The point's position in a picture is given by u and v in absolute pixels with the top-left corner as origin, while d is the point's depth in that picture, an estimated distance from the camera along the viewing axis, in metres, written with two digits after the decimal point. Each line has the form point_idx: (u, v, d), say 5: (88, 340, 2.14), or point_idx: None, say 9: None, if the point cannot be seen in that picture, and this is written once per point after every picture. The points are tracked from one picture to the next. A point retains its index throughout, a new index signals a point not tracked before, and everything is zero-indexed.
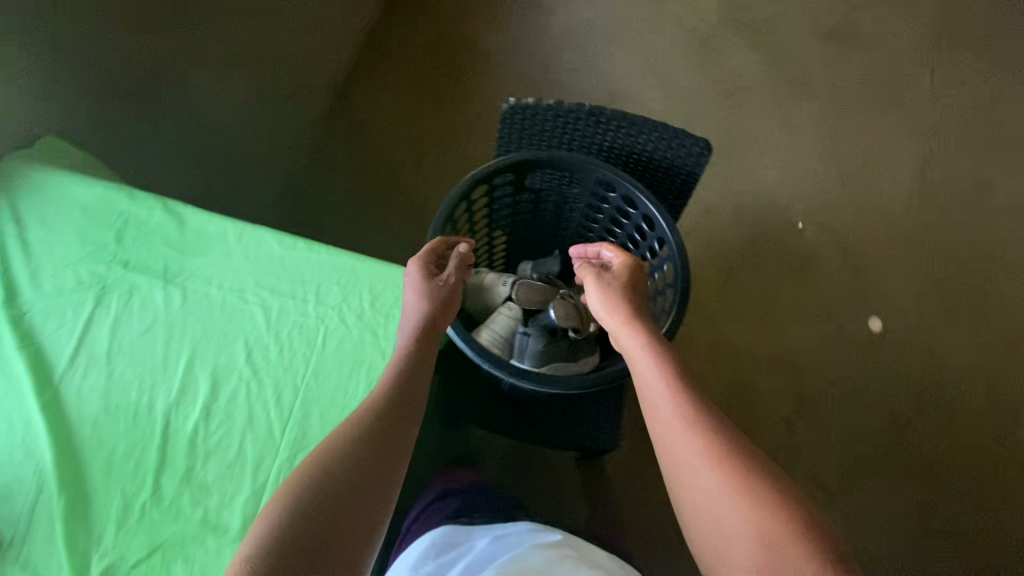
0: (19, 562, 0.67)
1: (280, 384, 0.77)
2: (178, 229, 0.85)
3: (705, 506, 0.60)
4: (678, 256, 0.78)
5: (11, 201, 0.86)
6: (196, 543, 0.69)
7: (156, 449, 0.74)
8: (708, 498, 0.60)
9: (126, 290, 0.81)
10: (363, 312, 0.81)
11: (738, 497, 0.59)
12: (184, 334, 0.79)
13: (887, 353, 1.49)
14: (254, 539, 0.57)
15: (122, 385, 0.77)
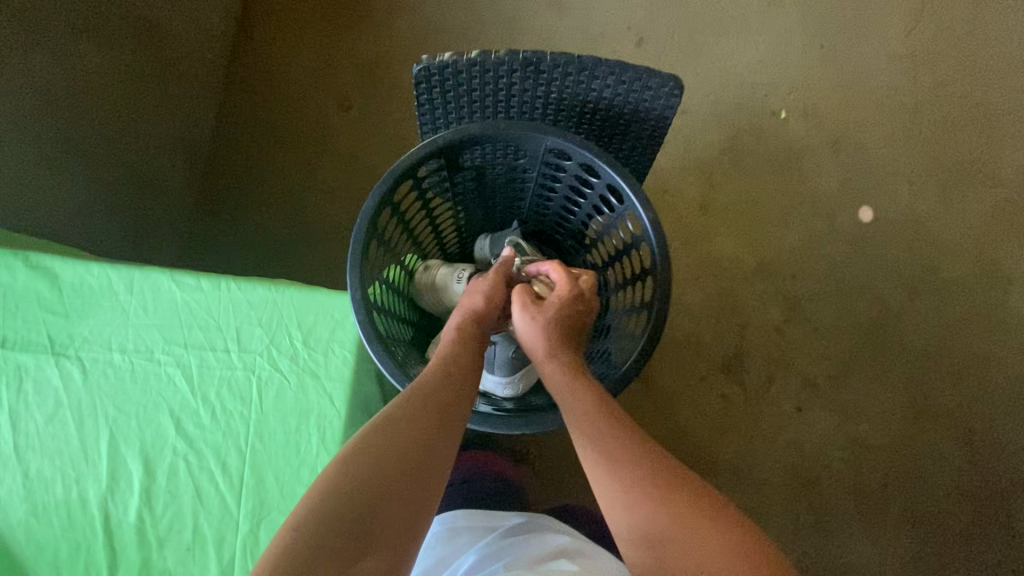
0: None
1: (222, 453, 0.68)
2: (51, 288, 0.70)
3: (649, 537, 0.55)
4: (655, 242, 0.66)
5: None
6: None
7: (103, 548, 0.66)
8: (651, 529, 0.55)
9: (14, 374, 0.69)
10: (298, 355, 0.69)
11: (687, 518, 0.54)
12: (96, 414, 0.68)
13: (879, 240, 1.42)
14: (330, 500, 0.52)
15: (43, 482, 0.67)
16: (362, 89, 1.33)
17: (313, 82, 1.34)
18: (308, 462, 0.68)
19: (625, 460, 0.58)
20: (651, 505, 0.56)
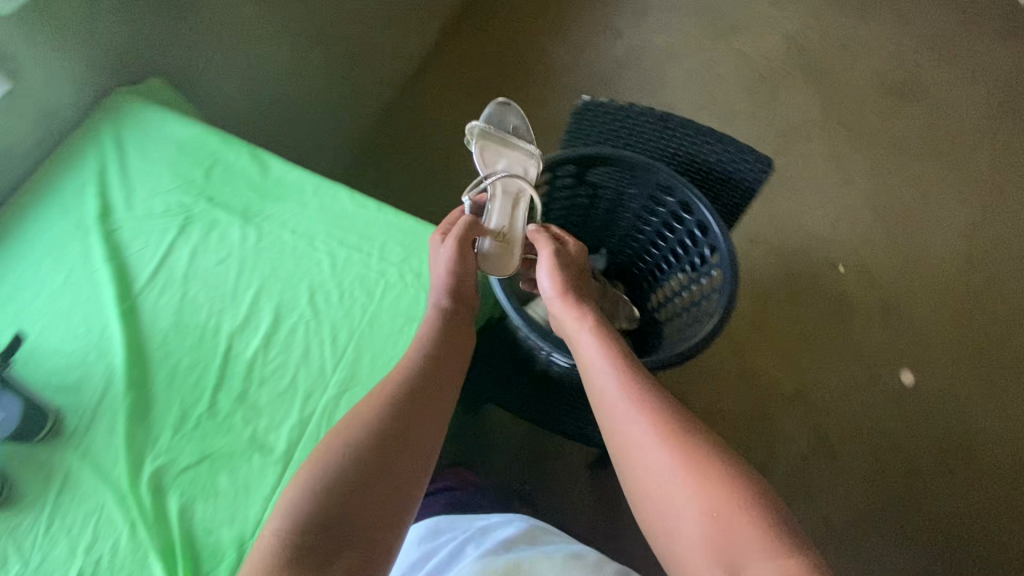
0: (91, 442, 0.75)
1: (334, 328, 0.82)
2: (261, 175, 0.92)
3: (660, 492, 0.64)
4: (728, 262, 0.81)
5: (118, 133, 0.94)
6: (242, 457, 0.75)
7: (217, 369, 0.79)
8: (661, 487, 0.63)
9: (210, 224, 0.89)
10: (419, 275, 0.85)
11: (695, 470, 0.63)
12: (255, 270, 0.86)
13: (926, 406, 1.45)
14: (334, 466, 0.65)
15: (194, 306, 0.83)
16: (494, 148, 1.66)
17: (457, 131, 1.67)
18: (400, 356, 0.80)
19: (645, 430, 0.67)
20: (664, 467, 0.64)
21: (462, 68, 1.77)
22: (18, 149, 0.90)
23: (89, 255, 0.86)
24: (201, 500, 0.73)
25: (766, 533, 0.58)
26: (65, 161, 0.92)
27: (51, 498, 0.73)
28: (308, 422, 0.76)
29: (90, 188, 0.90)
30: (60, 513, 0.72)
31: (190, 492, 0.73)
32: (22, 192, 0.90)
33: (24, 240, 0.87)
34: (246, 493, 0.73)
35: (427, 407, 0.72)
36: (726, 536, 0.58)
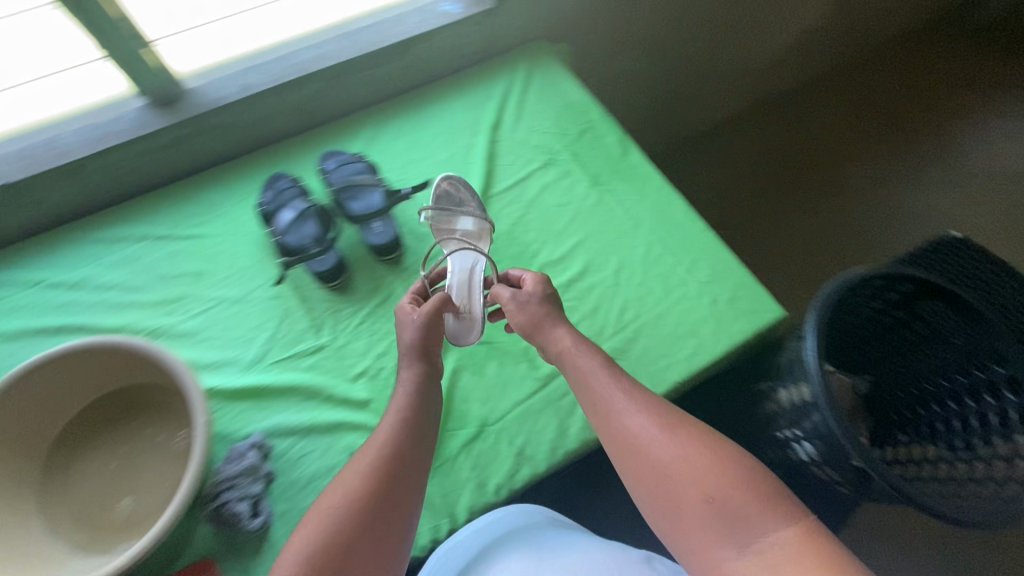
0: (412, 282, 0.90)
1: (627, 306, 0.90)
2: (621, 155, 1.04)
3: (659, 466, 0.62)
4: None
5: (529, 71, 1.13)
6: None
7: (524, 284, 0.91)
8: (660, 465, 0.62)
9: (566, 171, 1.01)
10: (716, 304, 0.90)
11: (694, 449, 0.62)
12: (584, 224, 0.96)
13: None
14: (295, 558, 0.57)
15: (527, 227, 0.96)
16: (800, 209, 1.58)
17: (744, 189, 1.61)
18: (670, 360, 0.86)
19: (636, 431, 0.66)
20: (661, 446, 0.63)
21: (796, 118, 1.72)
22: (463, 50, 1.11)
23: (471, 149, 1.03)
24: None
25: (771, 503, 0.57)
26: (485, 74, 1.12)
27: (370, 305, 0.88)
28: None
29: (492, 101, 1.09)
30: (370, 319, 0.87)
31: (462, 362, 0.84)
32: (445, 80, 1.11)
33: (433, 115, 1.07)
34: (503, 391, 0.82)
35: (427, 381, 0.74)
36: (731, 502, 0.57)
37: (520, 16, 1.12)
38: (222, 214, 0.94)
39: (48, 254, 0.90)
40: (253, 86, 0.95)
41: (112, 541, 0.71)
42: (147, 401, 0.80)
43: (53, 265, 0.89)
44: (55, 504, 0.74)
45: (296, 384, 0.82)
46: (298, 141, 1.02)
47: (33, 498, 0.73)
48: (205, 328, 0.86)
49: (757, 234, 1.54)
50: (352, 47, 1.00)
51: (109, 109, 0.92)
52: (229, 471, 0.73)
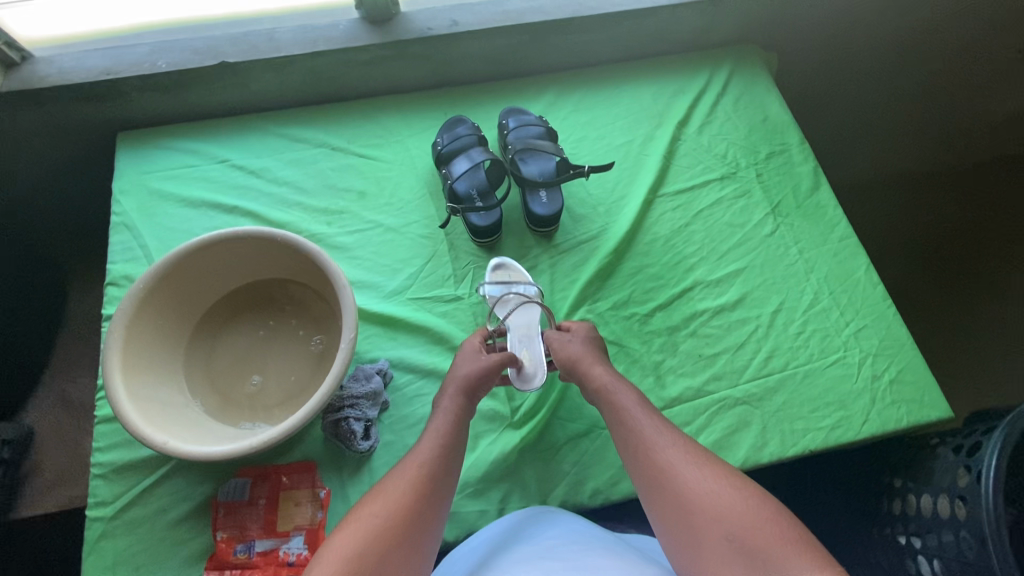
0: (559, 260, 0.88)
1: (775, 352, 0.83)
2: (808, 190, 0.95)
3: (682, 499, 0.57)
4: None
5: (731, 75, 1.05)
6: (639, 369, 0.81)
7: (671, 295, 0.86)
8: (685, 497, 0.56)
9: (744, 191, 0.94)
10: (876, 381, 0.81)
11: (718, 483, 0.57)
12: (750, 253, 0.90)
13: None
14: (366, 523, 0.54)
15: (688, 238, 0.90)
16: None
17: (957, 252, 1.25)
18: (808, 423, 0.78)
19: (668, 453, 0.61)
20: (688, 476, 0.58)
21: None
22: (668, 37, 1.06)
23: (651, 140, 0.98)
24: None
25: (807, 547, 0.51)
26: (682, 66, 1.05)
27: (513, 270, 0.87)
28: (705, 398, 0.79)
29: (683, 96, 1.02)
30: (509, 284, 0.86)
31: None
32: (638, 62, 1.06)
33: (619, 95, 1.02)
34: None
35: (468, 400, 0.68)
36: (754, 546, 0.51)
37: (740, 16, 1.05)
38: (395, 142, 0.96)
39: (237, 136, 0.95)
40: (460, 25, 0.94)
41: (238, 419, 0.74)
42: (294, 300, 0.82)
43: (239, 147, 0.94)
44: (193, 366, 0.76)
45: (427, 325, 0.83)
46: (482, 90, 1.01)
47: (178, 353, 0.75)
48: (356, 244, 0.88)
49: (926, 302, 1.20)
50: (564, 7, 0.97)
51: (328, 16, 0.96)
52: (354, 390, 0.75)
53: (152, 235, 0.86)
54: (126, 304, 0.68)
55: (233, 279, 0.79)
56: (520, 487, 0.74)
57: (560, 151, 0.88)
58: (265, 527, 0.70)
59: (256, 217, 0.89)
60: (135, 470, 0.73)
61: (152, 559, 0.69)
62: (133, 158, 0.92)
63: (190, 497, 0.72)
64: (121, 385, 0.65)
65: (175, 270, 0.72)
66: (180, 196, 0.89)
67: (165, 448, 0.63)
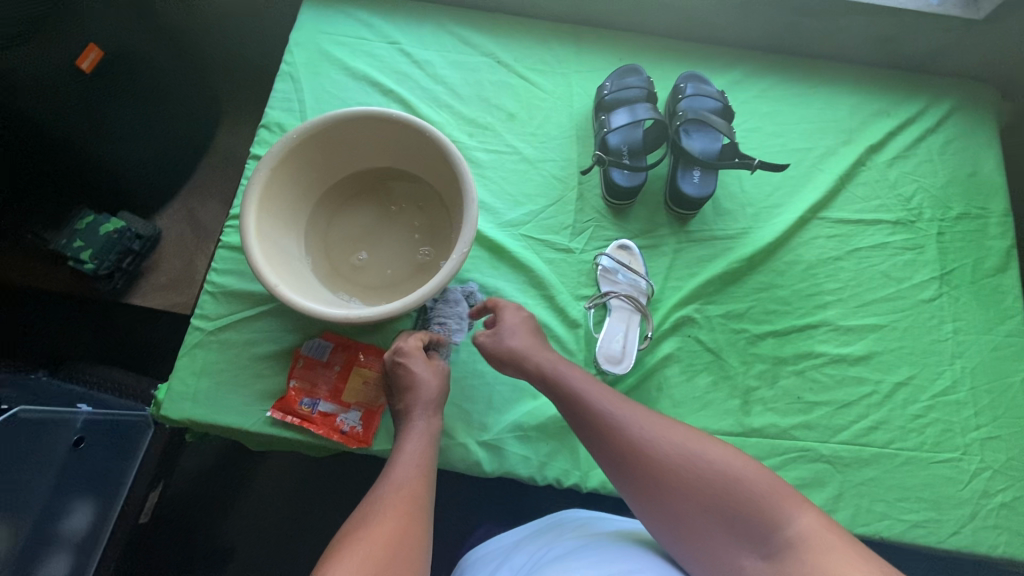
0: (685, 248, 0.82)
1: (882, 425, 0.75)
2: (991, 269, 0.82)
3: (656, 469, 0.54)
4: None
5: (952, 112, 0.90)
6: (729, 386, 0.76)
7: (792, 325, 0.79)
8: (655, 460, 0.55)
9: (915, 245, 0.83)
10: (985, 498, 0.72)
11: (686, 440, 0.56)
12: (895, 312, 0.80)
13: None
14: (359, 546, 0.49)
15: (833, 273, 0.81)
16: None
17: None
18: (890, 509, 0.71)
19: (632, 424, 0.58)
20: (658, 440, 0.56)
21: None
22: (893, 49, 0.92)
23: (830, 155, 0.87)
24: (681, 367, 0.77)
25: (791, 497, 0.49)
26: (898, 86, 0.92)
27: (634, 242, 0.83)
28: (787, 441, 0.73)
29: (885, 118, 0.90)
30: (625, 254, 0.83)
31: (683, 353, 0.77)
32: (848, 66, 0.93)
33: (812, 97, 0.91)
34: (703, 408, 0.74)
35: (433, 417, 0.66)
36: (734, 489, 0.50)
37: (990, 47, 0.90)
38: (560, 74, 0.92)
39: (413, 22, 0.95)
40: None
41: (337, 289, 0.78)
42: (417, 198, 0.83)
43: (412, 33, 0.94)
44: (314, 226, 0.80)
45: (532, 266, 0.82)
46: (667, 45, 0.93)
47: (305, 210, 0.78)
48: (490, 164, 0.87)
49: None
50: None
51: None
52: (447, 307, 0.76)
53: (311, 93, 0.89)
54: (276, 150, 0.71)
55: (371, 159, 0.81)
56: (569, 451, 0.74)
57: (732, 134, 0.79)
58: (331, 392, 0.74)
59: (407, 107, 0.89)
60: (239, 299, 0.79)
61: (232, 380, 0.75)
62: (315, 14, 0.94)
63: (277, 341, 0.77)
64: (254, 220, 0.69)
65: (328, 132, 0.74)
66: (346, 64, 0.91)
67: (275, 290, 0.67)
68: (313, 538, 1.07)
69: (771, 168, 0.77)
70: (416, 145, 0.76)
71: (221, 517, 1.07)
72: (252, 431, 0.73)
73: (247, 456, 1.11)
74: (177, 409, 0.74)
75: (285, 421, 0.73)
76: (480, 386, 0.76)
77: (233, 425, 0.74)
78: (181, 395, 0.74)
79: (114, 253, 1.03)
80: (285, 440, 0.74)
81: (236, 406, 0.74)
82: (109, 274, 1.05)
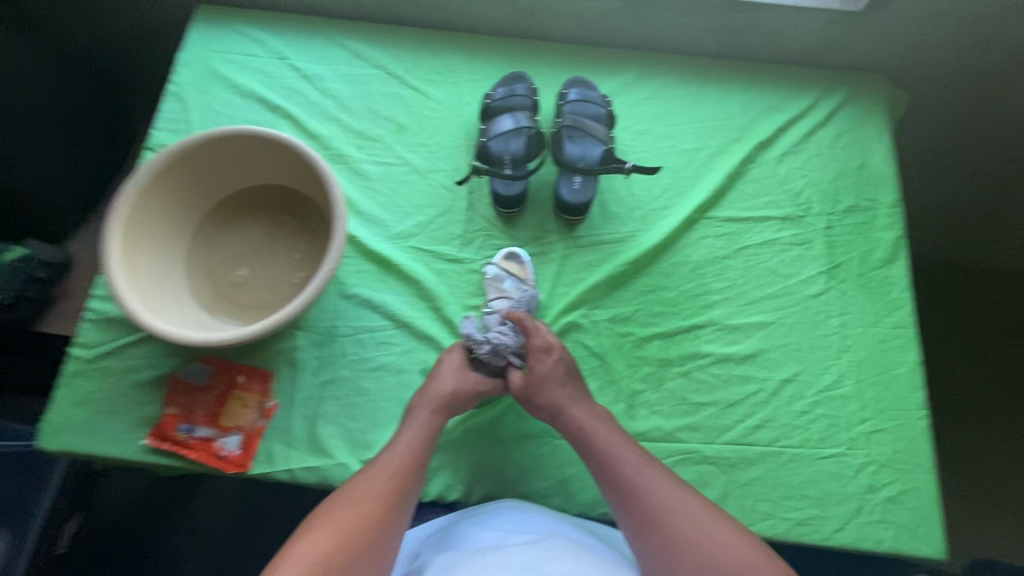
0: (574, 252, 0.82)
1: (768, 423, 0.74)
2: (880, 261, 0.82)
3: (648, 515, 0.59)
4: None
5: (843, 104, 0.90)
6: (613, 391, 0.75)
7: (678, 327, 0.78)
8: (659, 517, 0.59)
9: (804, 240, 0.83)
10: (870, 493, 0.71)
11: (695, 512, 0.59)
12: (783, 309, 0.80)
13: None
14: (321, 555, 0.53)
15: (720, 272, 0.81)
16: None
17: None
18: (774, 508, 0.70)
19: (644, 478, 0.62)
20: (664, 499, 0.60)
21: None
22: (783, 44, 0.92)
23: (721, 153, 0.87)
24: None
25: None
26: (789, 80, 0.92)
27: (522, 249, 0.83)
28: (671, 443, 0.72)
29: (776, 113, 0.90)
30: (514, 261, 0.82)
31: None
32: (740, 63, 0.93)
33: (703, 95, 0.91)
34: None
35: (439, 419, 0.67)
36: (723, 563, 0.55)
37: (876, 38, 0.90)
38: (452, 83, 0.92)
39: (304, 36, 0.94)
40: None
41: (216, 310, 0.77)
42: (302, 214, 0.82)
43: (301, 48, 0.93)
44: (194, 247, 0.79)
45: (418, 277, 0.80)
46: (558, 50, 0.93)
47: (181, 232, 0.77)
48: (378, 175, 0.86)
49: (974, 420, 1.04)
50: None
51: None
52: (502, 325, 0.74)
53: (197, 113, 0.88)
54: (141, 174, 0.70)
55: (250, 178, 0.80)
56: (451, 465, 0.73)
57: (610, 140, 0.80)
58: (209, 417, 0.74)
59: (295, 122, 0.88)
60: (118, 326, 0.78)
61: (109, 409, 0.74)
62: (204, 32, 0.94)
63: (157, 366, 0.76)
64: (114, 246, 0.67)
65: (195, 151, 0.73)
66: (234, 82, 0.90)
67: (134, 316, 0.65)
68: (247, 561, 1.01)
69: (647, 173, 0.77)
70: (290, 160, 0.76)
71: (153, 544, 1.02)
72: (131, 460, 0.72)
73: (179, 479, 1.05)
74: (48, 443, 0.72)
75: (161, 448, 0.72)
76: (363, 403, 0.75)
77: (108, 455, 0.73)
78: (53, 428, 0.73)
79: (16, 281, 1.01)
80: (164, 468, 0.73)
81: (113, 435, 0.73)
82: (13, 304, 1.02)
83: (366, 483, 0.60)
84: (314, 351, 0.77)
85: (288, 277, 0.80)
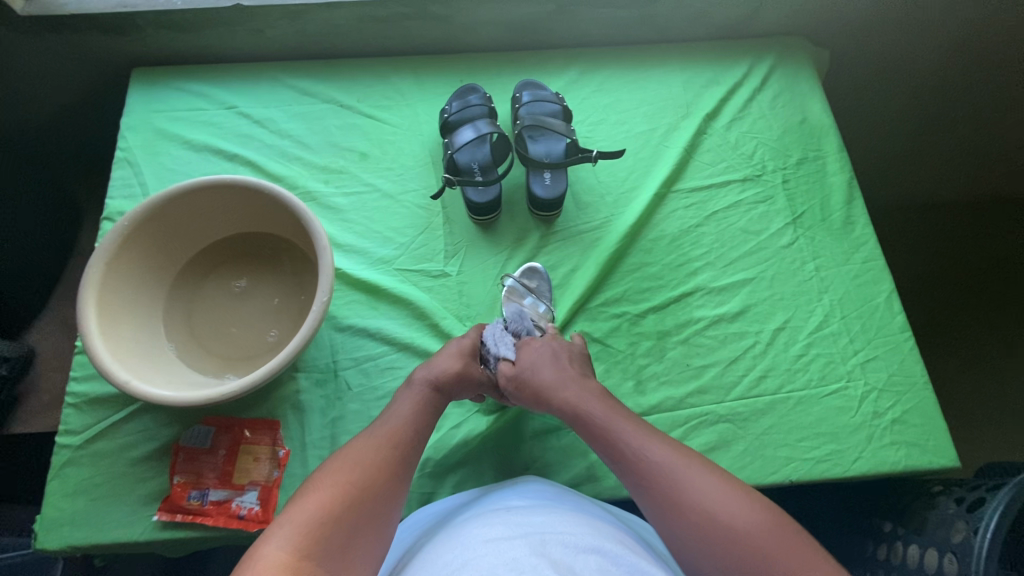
0: (555, 247, 0.84)
1: (770, 372, 0.77)
2: (837, 204, 0.87)
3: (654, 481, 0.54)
4: None
5: (773, 68, 0.96)
6: (622, 372, 0.77)
7: (667, 299, 0.81)
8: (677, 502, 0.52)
9: (766, 197, 0.87)
10: (876, 418, 0.75)
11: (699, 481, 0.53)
12: (760, 263, 0.83)
13: None
14: (315, 508, 0.50)
15: (696, 240, 0.85)
16: None
17: (1001, 291, 1.13)
18: (795, 452, 0.73)
19: (641, 441, 0.57)
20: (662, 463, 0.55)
21: None
22: (707, 24, 0.99)
23: (674, 128, 0.91)
24: None
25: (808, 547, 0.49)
26: (721, 55, 0.98)
27: (506, 253, 0.84)
28: (685, 411, 0.74)
29: (717, 86, 0.95)
30: (499, 266, 0.83)
31: None
32: (674, 45, 0.99)
33: (647, 79, 0.95)
34: None
35: (439, 398, 0.65)
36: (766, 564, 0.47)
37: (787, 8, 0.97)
38: (404, 108, 0.93)
39: (248, 85, 0.94)
40: None
41: (206, 368, 0.74)
42: (278, 256, 0.81)
43: (248, 96, 0.93)
44: (173, 308, 0.76)
45: (408, 298, 0.80)
46: (502, 59, 0.96)
47: (156, 297, 0.75)
48: (347, 206, 0.86)
49: (947, 338, 1.11)
50: None
51: None
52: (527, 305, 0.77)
53: (150, 176, 0.86)
54: (107, 243, 0.68)
55: (218, 230, 0.79)
56: (478, 476, 0.72)
57: (571, 133, 0.83)
58: (221, 478, 0.71)
59: (256, 167, 0.88)
60: (107, 405, 0.74)
61: (111, 492, 0.70)
62: (145, 94, 0.92)
63: (154, 438, 0.73)
64: (92, 320, 0.64)
65: (160, 211, 0.71)
66: (184, 138, 0.89)
67: (128, 386, 0.62)
68: None
69: (612, 157, 0.81)
70: (261, 201, 0.75)
71: None
72: (142, 541, 0.68)
73: (185, 558, 0.94)
74: (47, 544, 0.67)
75: (174, 520, 0.68)
76: None
77: (115, 543, 0.68)
78: (51, 526, 0.68)
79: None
80: (180, 542, 0.69)
81: (118, 519, 0.69)
82: None
83: (368, 443, 0.58)
84: (318, 391, 0.75)
85: (276, 323, 0.78)
